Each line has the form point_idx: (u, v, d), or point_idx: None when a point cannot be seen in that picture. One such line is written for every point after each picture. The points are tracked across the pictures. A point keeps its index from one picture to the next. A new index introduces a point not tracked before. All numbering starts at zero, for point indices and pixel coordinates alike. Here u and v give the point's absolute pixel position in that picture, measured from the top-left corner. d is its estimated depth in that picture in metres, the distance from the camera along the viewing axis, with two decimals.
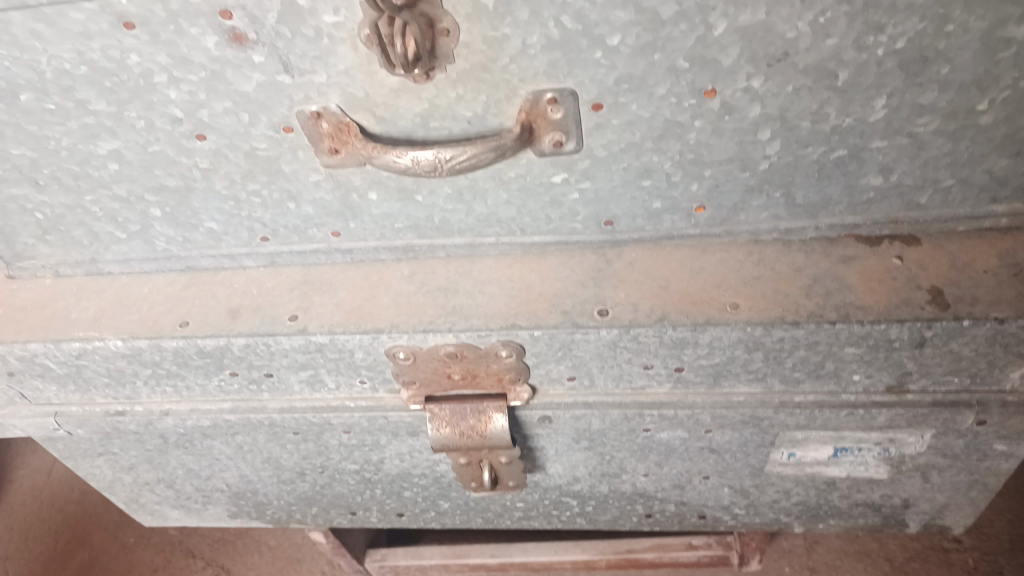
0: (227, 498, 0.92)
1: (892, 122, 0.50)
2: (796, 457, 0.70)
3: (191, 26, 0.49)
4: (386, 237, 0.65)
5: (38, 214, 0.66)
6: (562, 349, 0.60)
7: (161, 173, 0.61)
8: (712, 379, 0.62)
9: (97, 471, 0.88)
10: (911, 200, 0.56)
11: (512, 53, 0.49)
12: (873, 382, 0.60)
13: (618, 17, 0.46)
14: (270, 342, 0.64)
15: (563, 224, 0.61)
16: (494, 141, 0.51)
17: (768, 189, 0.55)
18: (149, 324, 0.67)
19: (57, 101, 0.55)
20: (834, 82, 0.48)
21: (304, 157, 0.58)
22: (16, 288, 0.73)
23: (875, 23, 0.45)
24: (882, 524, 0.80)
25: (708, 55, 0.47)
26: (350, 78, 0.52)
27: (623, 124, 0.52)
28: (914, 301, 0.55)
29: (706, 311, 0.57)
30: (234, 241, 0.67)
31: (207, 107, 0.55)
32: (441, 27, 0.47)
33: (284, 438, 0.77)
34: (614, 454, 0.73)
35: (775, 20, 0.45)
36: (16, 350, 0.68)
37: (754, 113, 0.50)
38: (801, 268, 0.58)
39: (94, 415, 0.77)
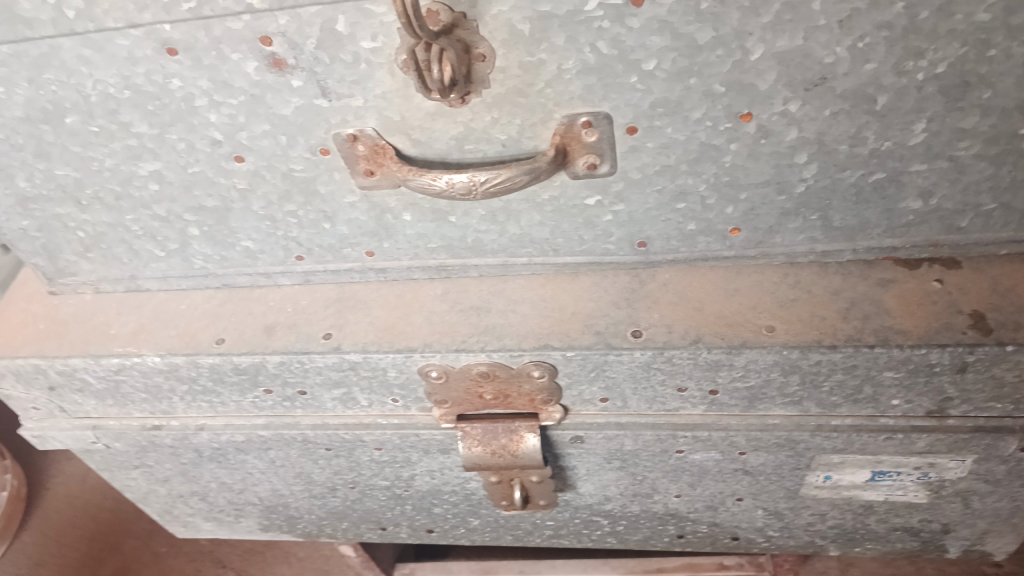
0: (259, 511, 0.93)
1: (932, 145, 0.49)
2: (831, 480, 0.69)
3: (233, 52, 0.50)
4: (420, 257, 0.65)
5: (81, 232, 0.67)
6: (595, 370, 0.60)
7: (201, 193, 0.62)
8: (747, 402, 0.62)
9: (132, 482, 0.90)
10: (952, 224, 0.55)
11: (548, 77, 0.49)
12: (912, 407, 0.59)
13: (654, 43, 0.46)
14: (305, 360, 0.64)
15: (596, 245, 0.60)
16: (529, 164, 0.51)
17: (804, 212, 0.55)
18: (187, 340, 0.68)
19: (103, 123, 0.57)
20: (873, 106, 0.48)
21: (340, 178, 0.58)
22: (58, 303, 0.75)
23: (915, 47, 0.44)
24: (920, 549, 0.79)
25: (745, 79, 0.47)
26: (386, 103, 0.52)
27: (658, 147, 0.52)
28: (955, 325, 0.54)
29: (741, 333, 0.56)
30: (270, 260, 0.68)
31: (247, 130, 0.56)
32: (478, 53, 0.48)
33: (316, 453, 0.77)
34: (646, 475, 0.73)
35: (814, 45, 0.45)
36: (57, 365, 0.70)
37: (791, 137, 0.50)
38: (838, 290, 0.57)
39: (131, 429, 0.78)
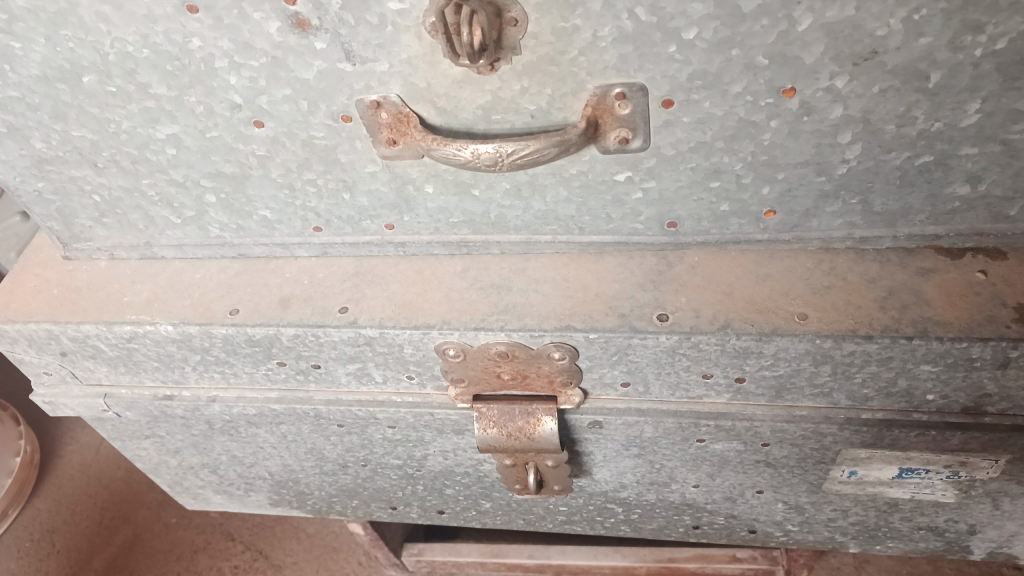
0: (269, 486, 0.92)
1: (985, 128, 0.47)
2: (857, 476, 0.67)
3: (255, 11, 0.49)
4: (440, 232, 0.63)
5: (96, 197, 0.66)
6: (618, 353, 0.58)
7: (218, 159, 0.60)
8: (773, 392, 0.60)
9: (143, 452, 0.89)
10: (1000, 212, 0.52)
11: (582, 45, 0.47)
12: (947, 403, 0.57)
13: (696, 10, 0.43)
14: (320, 333, 0.63)
15: (623, 224, 0.58)
16: (558, 137, 0.50)
17: (844, 195, 0.53)
18: (201, 310, 0.67)
19: (120, 83, 0.55)
20: (924, 83, 0.45)
21: (361, 147, 0.57)
22: (73, 269, 0.74)
23: (974, 21, 0.42)
24: (944, 550, 0.77)
25: (790, 52, 0.45)
26: (412, 68, 0.50)
27: (694, 122, 0.50)
28: (998, 318, 0.51)
29: (772, 320, 0.54)
30: (287, 230, 0.66)
31: (267, 94, 0.54)
32: (509, 17, 0.46)
33: (328, 429, 0.76)
34: (664, 463, 0.71)
35: (865, 16, 0.42)
36: (70, 330, 0.69)
37: (835, 114, 0.47)
38: (875, 278, 0.55)
39: (142, 398, 0.77)
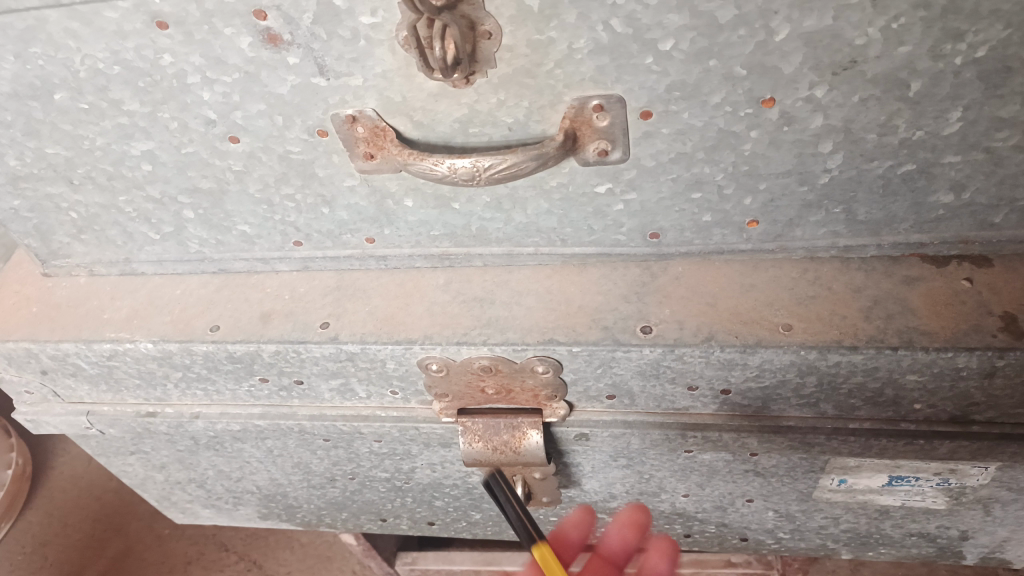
0: (257, 500, 0.91)
1: (968, 135, 0.46)
2: (846, 484, 0.67)
3: (225, 27, 0.48)
4: (422, 245, 0.62)
5: (73, 213, 0.65)
6: (602, 366, 0.58)
7: (195, 175, 0.59)
8: (760, 403, 0.59)
9: (128, 468, 0.88)
10: (985, 219, 0.52)
11: (558, 57, 0.46)
12: (935, 412, 0.56)
13: (672, 21, 0.43)
14: (301, 350, 0.62)
15: (606, 236, 0.58)
16: (536, 150, 0.49)
17: (827, 204, 0.52)
18: (180, 326, 0.66)
19: (92, 100, 0.54)
20: (905, 92, 0.44)
21: (339, 162, 0.56)
22: (52, 285, 0.73)
23: (955, 29, 0.41)
24: (936, 555, 0.76)
25: (768, 62, 0.44)
26: (387, 82, 0.49)
27: (674, 133, 0.49)
28: (984, 328, 0.51)
29: (756, 331, 0.54)
30: (267, 245, 0.65)
31: (241, 109, 0.53)
32: (483, 30, 0.45)
33: (314, 444, 0.75)
34: (653, 473, 0.70)
35: (844, 25, 0.41)
36: (49, 349, 0.68)
37: (816, 124, 0.47)
38: (860, 288, 0.54)
39: (125, 415, 0.77)
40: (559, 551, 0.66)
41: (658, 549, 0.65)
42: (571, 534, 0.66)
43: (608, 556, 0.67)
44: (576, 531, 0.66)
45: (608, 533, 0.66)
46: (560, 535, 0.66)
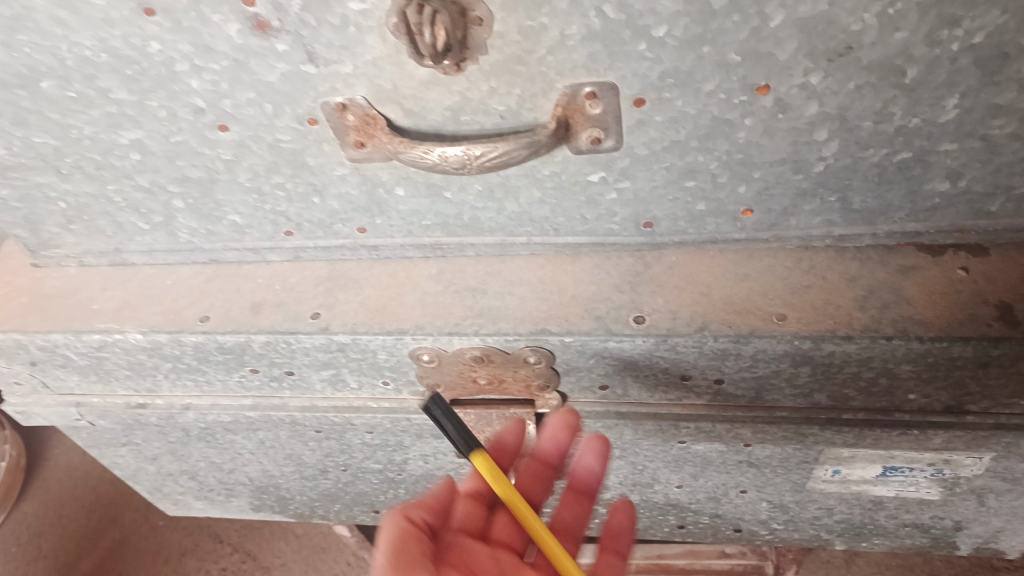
0: (250, 491, 0.91)
1: (963, 123, 0.46)
2: (840, 474, 0.66)
3: (213, 13, 0.47)
4: (414, 234, 0.62)
5: (62, 203, 0.65)
6: (595, 357, 0.57)
7: (184, 164, 0.59)
8: (754, 393, 0.59)
9: (121, 460, 0.88)
10: (980, 208, 0.51)
11: (550, 44, 0.45)
12: (930, 402, 0.56)
13: (665, 8, 0.42)
14: (292, 340, 0.62)
15: (599, 225, 0.57)
16: (528, 138, 0.48)
17: (822, 193, 0.52)
18: (170, 317, 0.65)
19: (79, 88, 0.53)
20: (901, 79, 0.44)
21: (330, 150, 0.55)
22: (42, 276, 0.72)
23: (951, 16, 0.40)
24: (930, 545, 0.76)
25: (763, 49, 0.43)
26: (377, 69, 0.49)
27: (667, 121, 0.48)
28: (979, 317, 0.50)
29: (750, 321, 0.53)
30: (258, 234, 0.65)
31: (230, 97, 0.52)
32: (474, 16, 0.44)
33: (307, 435, 0.75)
34: (646, 464, 0.70)
35: (839, 11, 0.41)
36: (38, 340, 0.68)
37: (811, 111, 0.46)
38: (854, 277, 0.54)
39: (116, 407, 0.76)
40: (495, 460, 0.57)
41: (592, 447, 0.56)
42: (506, 443, 0.57)
43: (546, 459, 0.58)
44: (513, 438, 0.57)
45: (544, 439, 0.57)
46: (495, 445, 0.57)
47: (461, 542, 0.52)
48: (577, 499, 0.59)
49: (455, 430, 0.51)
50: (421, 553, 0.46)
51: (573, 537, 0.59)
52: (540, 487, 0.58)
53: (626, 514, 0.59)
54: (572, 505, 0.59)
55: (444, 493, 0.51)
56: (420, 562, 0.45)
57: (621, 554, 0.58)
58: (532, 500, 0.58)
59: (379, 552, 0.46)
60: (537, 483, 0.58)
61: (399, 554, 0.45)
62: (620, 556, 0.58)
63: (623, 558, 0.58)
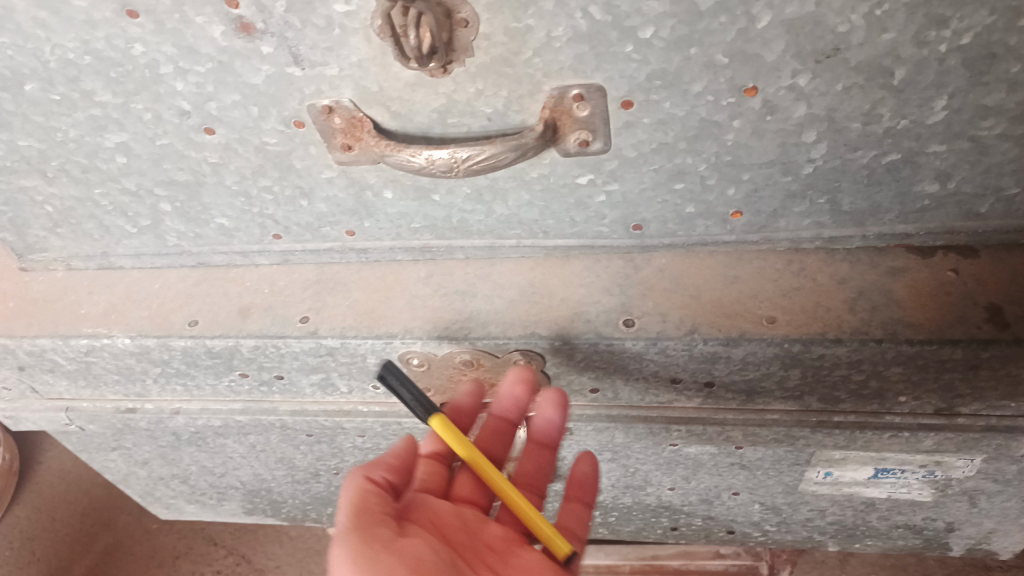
0: (242, 495, 0.90)
1: (952, 124, 0.45)
2: (832, 477, 0.66)
3: (197, 15, 0.46)
4: (402, 237, 0.62)
5: (48, 207, 0.64)
6: (584, 360, 0.57)
7: (170, 167, 0.58)
8: (744, 395, 0.58)
9: (111, 464, 0.87)
10: (970, 210, 0.51)
11: (536, 45, 0.45)
12: (920, 404, 0.56)
13: (652, 8, 0.42)
14: (280, 344, 0.61)
15: (588, 227, 0.57)
16: (515, 140, 0.48)
17: (811, 195, 0.51)
18: (158, 321, 0.65)
19: (63, 91, 0.53)
20: (889, 80, 0.44)
21: (317, 153, 0.55)
22: (29, 280, 0.72)
23: (938, 16, 0.40)
24: (923, 546, 0.76)
25: (750, 49, 0.43)
26: (363, 71, 0.48)
27: (655, 123, 0.48)
28: (969, 319, 0.50)
29: (739, 323, 0.53)
30: (246, 238, 0.64)
31: (215, 99, 0.52)
32: (459, 17, 0.44)
33: (297, 439, 0.75)
34: (638, 467, 0.70)
35: (827, 11, 0.40)
36: (25, 345, 0.67)
37: (799, 113, 0.46)
38: (844, 279, 0.54)
39: (105, 411, 0.76)
40: (454, 423, 0.59)
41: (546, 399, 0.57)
42: (463, 404, 0.58)
43: (503, 418, 0.58)
44: (468, 399, 0.58)
45: (499, 397, 0.57)
46: (453, 407, 0.58)
47: (426, 499, 0.53)
48: (540, 452, 0.59)
49: (410, 393, 0.52)
50: (383, 512, 0.48)
51: (537, 491, 0.59)
52: (501, 444, 0.59)
53: (590, 462, 0.60)
54: (534, 457, 0.59)
55: (404, 453, 0.53)
56: (382, 521, 0.47)
57: (587, 503, 0.59)
58: (495, 457, 0.59)
59: (341, 515, 0.47)
60: (497, 440, 0.59)
61: (361, 514, 0.47)
62: (586, 505, 0.59)
63: (589, 507, 0.59)
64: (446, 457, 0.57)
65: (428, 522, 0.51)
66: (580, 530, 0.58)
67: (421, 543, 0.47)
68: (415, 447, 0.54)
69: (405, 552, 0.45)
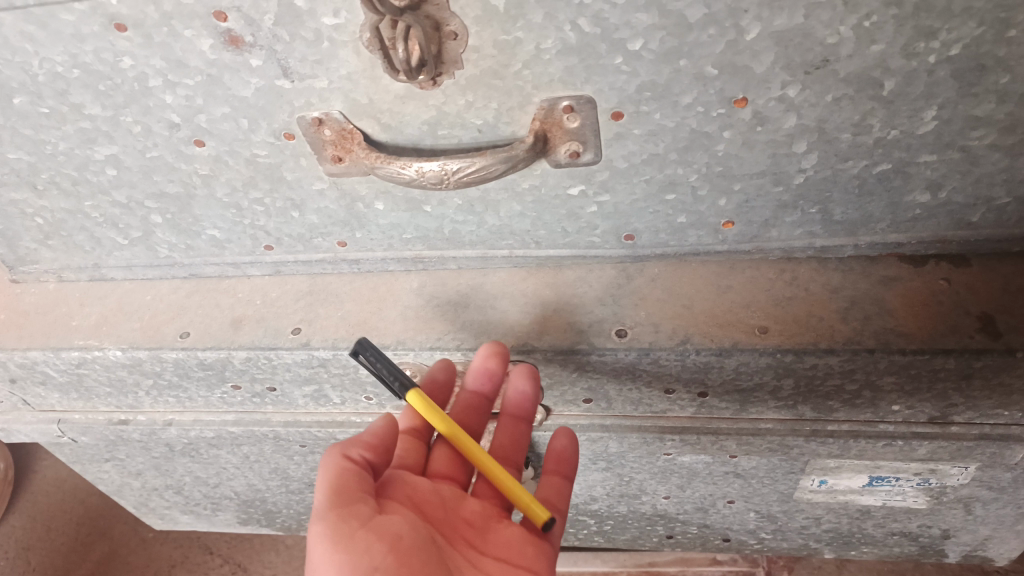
0: (236, 506, 0.90)
1: (942, 134, 0.45)
2: (827, 485, 0.66)
3: (185, 29, 0.46)
4: (395, 248, 0.61)
5: (39, 219, 0.64)
6: (577, 371, 0.57)
7: (161, 179, 0.58)
8: (738, 405, 0.58)
9: (104, 475, 0.87)
10: (962, 219, 0.51)
11: (526, 58, 0.45)
12: (914, 413, 0.56)
13: (641, 21, 0.41)
14: (272, 356, 0.61)
15: (580, 238, 0.57)
16: (505, 152, 0.48)
17: (802, 205, 0.51)
18: (150, 333, 0.65)
19: (52, 104, 0.53)
20: (879, 91, 0.44)
21: (307, 165, 0.55)
22: (20, 292, 0.71)
23: (927, 28, 0.40)
24: (919, 553, 0.76)
25: (739, 61, 0.43)
26: (353, 84, 0.48)
27: (646, 134, 0.48)
28: (961, 329, 0.50)
29: (731, 333, 0.53)
30: (238, 249, 0.64)
31: (205, 112, 0.52)
32: (448, 30, 0.44)
33: (291, 450, 0.74)
34: (633, 476, 0.70)
35: (815, 24, 0.40)
36: (17, 357, 0.67)
37: (789, 124, 0.46)
38: (837, 288, 0.54)
39: (98, 423, 0.75)
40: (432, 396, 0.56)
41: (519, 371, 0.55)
42: (436, 376, 0.55)
43: (476, 392, 0.56)
44: (444, 372, 0.56)
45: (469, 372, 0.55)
46: (427, 380, 0.55)
47: (404, 473, 0.51)
48: (515, 424, 0.57)
49: (387, 370, 0.51)
50: (364, 490, 0.47)
51: (515, 464, 0.57)
52: (477, 417, 0.57)
53: (567, 436, 0.56)
54: (509, 429, 0.57)
55: (383, 431, 0.50)
56: (361, 498, 0.46)
57: (568, 476, 0.55)
58: (472, 432, 0.57)
59: (320, 494, 0.46)
60: (473, 415, 0.57)
61: (342, 492, 0.46)
62: (566, 477, 0.55)
63: (570, 480, 0.55)
64: (423, 433, 0.55)
65: (408, 496, 0.50)
66: (558, 502, 0.54)
67: (402, 520, 0.46)
68: (394, 425, 0.51)
69: (385, 530, 0.45)
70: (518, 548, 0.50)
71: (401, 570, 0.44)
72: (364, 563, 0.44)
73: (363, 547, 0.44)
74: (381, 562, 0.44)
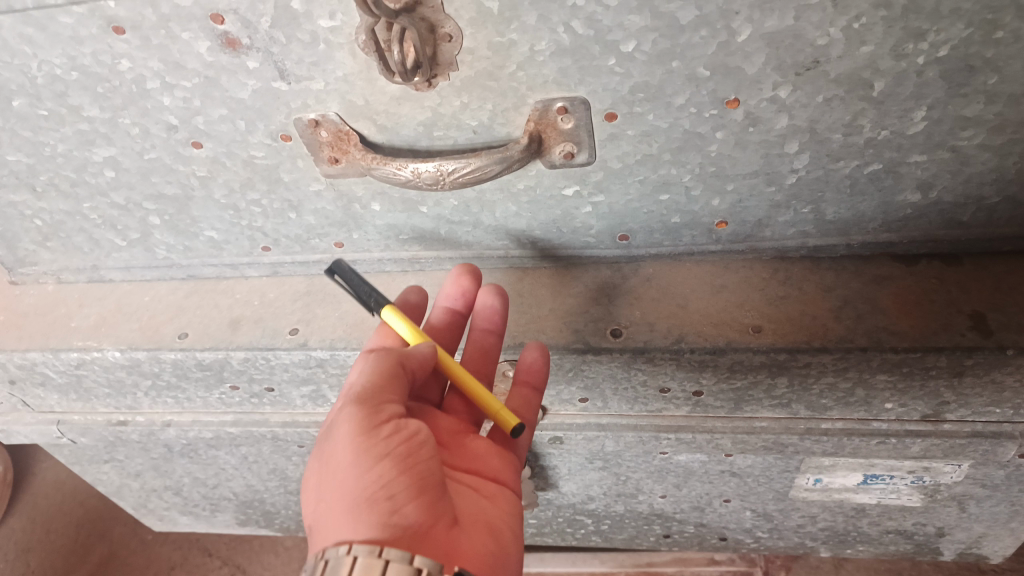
0: (235, 506, 0.90)
1: (933, 135, 0.46)
2: (822, 483, 0.67)
3: (183, 31, 0.47)
4: (391, 248, 0.62)
5: (38, 221, 0.64)
6: (573, 370, 0.57)
7: (159, 180, 0.58)
8: (733, 404, 0.59)
9: (103, 477, 0.87)
10: (952, 218, 0.51)
11: (519, 59, 0.45)
12: (907, 411, 0.56)
13: (633, 23, 0.42)
14: (270, 356, 0.61)
15: (575, 238, 0.57)
16: (500, 153, 0.48)
17: (795, 205, 0.52)
18: (149, 334, 0.65)
19: (50, 106, 0.53)
20: (869, 92, 0.44)
21: (304, 166, 0.55)
22: (20, 293, 0.72)
23: (916, 29, 0.40)
24: (914, 551, 0.77)
25: (731, 62, 0.43)
26: (349, 85, 0.49)
27: (639, 134, 0.48)
28: (953, 327, 0.51)
29: (726, 333, 0.53)
30: (235, 250, 0.65)
31: (203, 113, 0.52)
32: (443, 33, 0.44)
33: (289, 450, 0.75)
34: (629, 475, 0.70)
35: (806, 25, 0.41)
36: (16, 358, 0.67)
37: (782, 124, 0.46)
38: (830, 288, 0.54)
39: (96, 424, 0.76)
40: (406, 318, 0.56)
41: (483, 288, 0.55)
42: (409, 298, 0.56)
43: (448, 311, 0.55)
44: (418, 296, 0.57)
45: (441, 291, 0.56)
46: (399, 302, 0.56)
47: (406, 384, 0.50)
48: (485, 338, 0.55)
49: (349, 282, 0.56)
50: (395, 386, 0.45)
51: (487, 377, 0.55)
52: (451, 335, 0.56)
53: (536, 349, 0.52)
54: (478, 342, 0.55)
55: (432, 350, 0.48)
56: (392, 391, 0.45)
57: (536, 387, 0.53)
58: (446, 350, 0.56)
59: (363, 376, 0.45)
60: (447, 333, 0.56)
61: (378, 380, 0.44)
62: (535, 388, 0.54)
63: (539, 390, 0.54)
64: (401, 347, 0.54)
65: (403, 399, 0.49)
66: (526, 412, 0.54)
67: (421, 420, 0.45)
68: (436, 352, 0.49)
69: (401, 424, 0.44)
70: (487, 460, 0.50)
71: (407, 462, 0.42)
72: (377, 447, 0.42)
73: (384, 434, 0.43)
74: (392, 449, 0.42)
